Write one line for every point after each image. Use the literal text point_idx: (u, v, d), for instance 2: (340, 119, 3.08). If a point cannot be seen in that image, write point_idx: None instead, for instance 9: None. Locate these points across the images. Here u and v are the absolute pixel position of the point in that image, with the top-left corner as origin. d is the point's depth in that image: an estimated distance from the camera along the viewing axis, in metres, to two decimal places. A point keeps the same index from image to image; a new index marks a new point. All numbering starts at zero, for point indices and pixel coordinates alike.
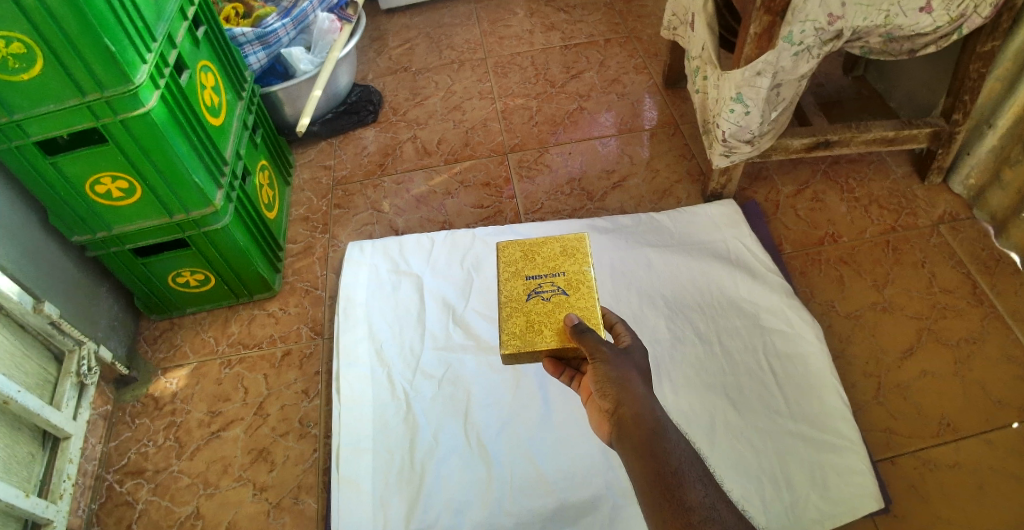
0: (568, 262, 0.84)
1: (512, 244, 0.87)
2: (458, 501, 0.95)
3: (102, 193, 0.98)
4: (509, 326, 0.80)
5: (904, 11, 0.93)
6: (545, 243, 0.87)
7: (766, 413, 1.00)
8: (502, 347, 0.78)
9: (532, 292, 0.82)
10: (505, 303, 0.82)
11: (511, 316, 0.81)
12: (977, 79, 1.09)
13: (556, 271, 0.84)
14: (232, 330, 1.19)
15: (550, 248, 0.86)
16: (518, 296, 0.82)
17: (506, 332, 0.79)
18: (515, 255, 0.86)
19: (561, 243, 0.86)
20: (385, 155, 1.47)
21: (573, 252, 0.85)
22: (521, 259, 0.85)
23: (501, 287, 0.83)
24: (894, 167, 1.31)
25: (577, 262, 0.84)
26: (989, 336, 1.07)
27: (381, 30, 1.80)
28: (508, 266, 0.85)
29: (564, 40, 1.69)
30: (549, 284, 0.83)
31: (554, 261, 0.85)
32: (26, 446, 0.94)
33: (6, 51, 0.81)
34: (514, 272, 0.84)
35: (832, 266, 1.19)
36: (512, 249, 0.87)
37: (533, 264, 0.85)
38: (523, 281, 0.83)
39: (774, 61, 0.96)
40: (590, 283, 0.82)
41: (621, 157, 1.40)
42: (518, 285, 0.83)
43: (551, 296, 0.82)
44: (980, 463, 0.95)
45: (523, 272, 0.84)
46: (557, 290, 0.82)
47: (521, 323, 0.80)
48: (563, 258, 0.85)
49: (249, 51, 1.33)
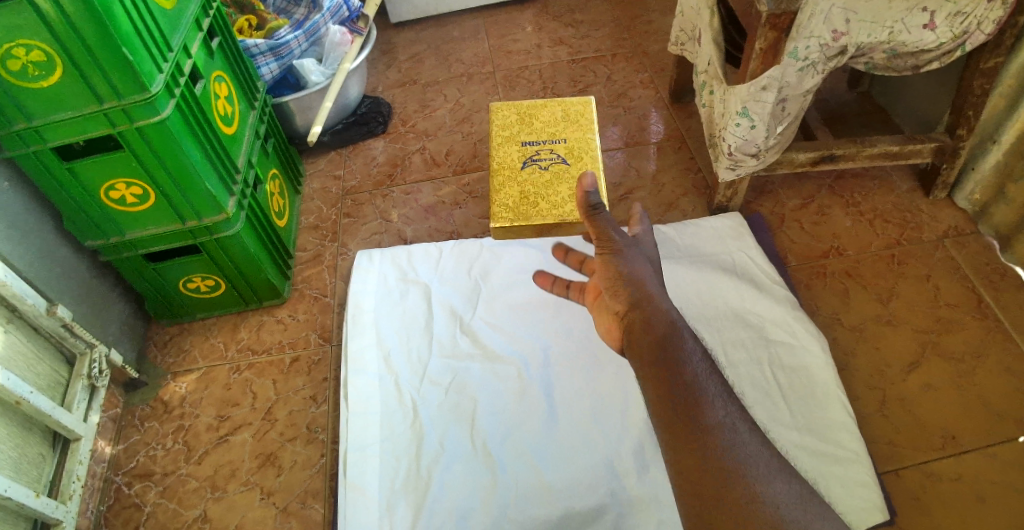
0: (564, 131, 1.09)
1: (510, 111, 1.12)
2: (463, 507, 0.96)
3: (117, 198, 1.00)
4: (501, 196, 1.02)
5: (907, 28, 0.96)
6: (544, 110, 1.12)
7: (771, 425, 1.00)
8: (496, 218, 1.01)
9: (529, 158, 1.06)
10: (499, 166, 1.05)
11: (503, 183, 1.04)
12: (980, 95, 1.10)
13: (553, 137, 1.08)
14: (242, 336, 1.20)
15: (549, 115, 1.11)
16: (513, 161, 1.06)
17: (499, 204, 1.02)
18: (512, 118, 1.12)
19: (560, 111, 1.12)
20: (394, 166, 1.49)
21: (570, 116, 1.11)
22: (519, 124, 1.11)
23: (496, 149, 1.08)
24: (899, 182, 1.33)
25: (575, 130, 1.09)
26: (992, 349, 1.08)
27: (391, 43, 1.83)
28: (504, 130, 1.10)
29: (572, 55, 1.71)
30: (544, 153, 1.06)
31: (555, 128, 1.09)
32: (37, 446, 0.95)
33: (26, 58, 0.83)
34: (512, 137, 1.09)
35: (837, 279, 1.19)
36: (510, 114, 1.12)
37: (530, 130, 1.09)
38: (518, 146, 1.08)
39: (779, 76, 0.98)
40: (585, 151, 1.06)
41: (627, 170, 1.41)
42: (512, 150, 1.07)
43: (546, 162, 1.05)
44: (984, 476, 0.96)
45: (520, 139, 1.09)
46: (551, 157, 1.06)
47: (513, 192, 1.03)
48: (561, 126, 1.09)
49: (261, 62, 1.36)
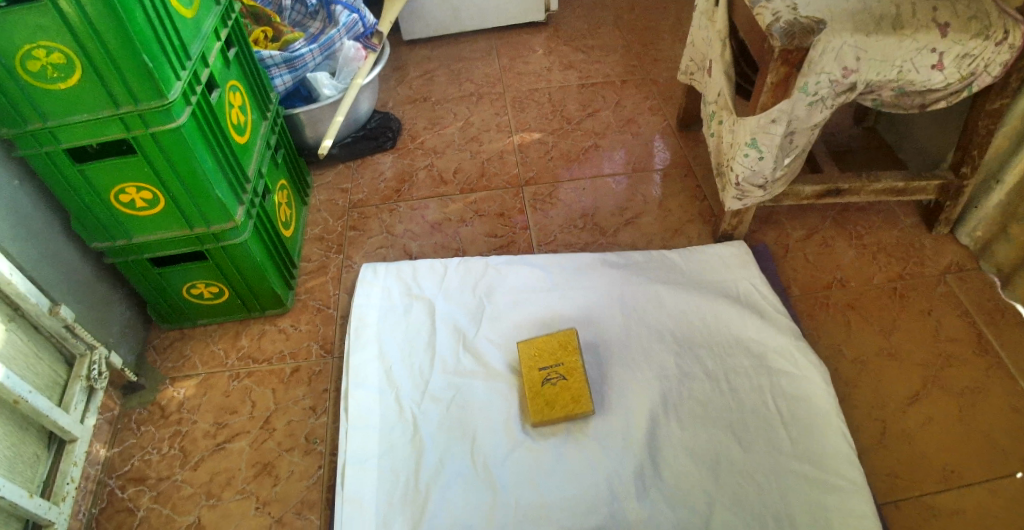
0: (566, 355, 1.07)
1: (526, 344, 1.10)
2: (462, 525, 0.95)
3: (126, 202, 1.01)
4: (532, 403, 1.04)
5: (916, 67, 0.97)
6: (550, 339, 1.09)
7: (773, 453, 0.99)
8: (530, 416, 1.03)
9: (544, 378, 1.05)
10: (527, 387, 1.05)
11: (532, 398, 1.04)
12: (985, 135, 1.12)
13: (558, 362, 1.06)
14: (243, 344, 1.20)
15: (553, 343, 1.09)
16: (533, 384, 1.05)
17: (531, 407, 1.04)
18: (529, 351, 1.09)
19: (559, 338, 1.08)
20: (402, 181, 1.50)
21: (568, 345, 1.07)
22: (533, 355, 1.08)
23: (522, 375, 1.07)
24: (902, 218, 1.34)
25: (573, 355, 1.06)
26: (994, 385, 1.08)
27: (403, 60, 1.86)
28: (526, 359, 1.08)
29: (581, 79, 1.74)
30: (554, 373, 1.06)
31: (556, 356, 1.07)
32: (32, 445, 0.94)
33: (46, 60, 0.84)
34: (530, 364, 1.07)
35: (840, 311, 1.20)
36: (526, 347, 1.09)
37: (543, 357, 1.07)
38: (536, 371, 1.06)
39: (789, 109, 1.00)
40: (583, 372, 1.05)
41: (633, 195, 1.43)
42: (533, 374, 1.06)
43: (557, 382, 1.05)
44: (986, 512, 0.95)
45: (537, 364, 1.07)
46: (560, 376, 1.05)
47: (540, 403, 1.03)
48: (563, 352, 1.07)
49: (275, 73, 1.38)
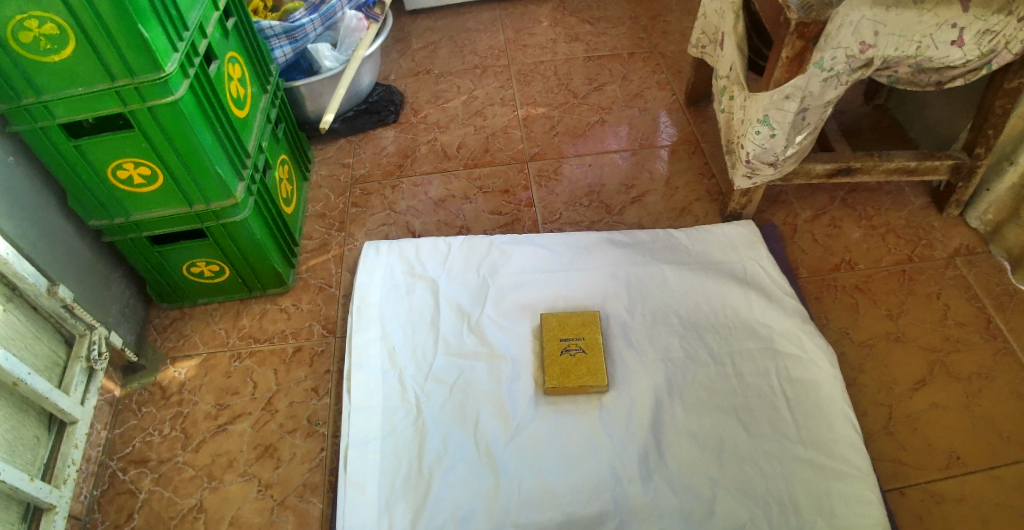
0: (589, 330, 1.07)
1: (550, 315, 1.10)
2: (465, 509, 0.95)
3: (124, 178, 0.98)
4: (549, 371, 1.04)
5: (935, 44, 0.94)
6: (575, 314, 1.09)
7: (777, 438, 0.99)
8: (546, 383, 1.03)
9: (563, 349, 1.06)
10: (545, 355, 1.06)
11: (549, 365, 1.04)
12: (1002, 115, 1.09)
13: (580, 335, 1.07)
14: (244, 323, 1.19)
15: (576, 319, 1.09)
16: (552, 352, 1.06)
17: (547, 375, 1.04)
18: (552, 322, 1.09)
19: (582, 316, 1.09)
20: (404, 157, 1.47)
21: (590, 322, 1.08)
22: (556, 326, 1.08)
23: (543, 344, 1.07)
24: (912, 198, 1.31)
25: (596, 331, 1.07)
26: (1000, 371, 1.07)
27: (405, 31, 1.81)
28: (548, 330, 1.08)
29: (587, 52, 1.69)
30: (575, 345, 1.06)
31: (579, 330, 1.07)
32: (32, 428, 0.94)
33: (38, 31, 0.81)
34: (552, 333, 1.07)
35: (847, 293, 1.19)
36: (550, 319, 1.09)
37: (566, 329, 1.08)
38: (557, 341, 1.07)
39: (803, 85, 0.96)
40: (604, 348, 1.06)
41: (640, 173, 1.40)
42: (553, 343, 1.06)
43: (576, 353, 1.05)
44: (988, 499, 0.95)
45: (558, 334, 1.07)
46: (580, 349, 1.06)
47: (557, 370, 1.04)
48: (586, 327, 1.07)
49: (276, 44, 1.33)
